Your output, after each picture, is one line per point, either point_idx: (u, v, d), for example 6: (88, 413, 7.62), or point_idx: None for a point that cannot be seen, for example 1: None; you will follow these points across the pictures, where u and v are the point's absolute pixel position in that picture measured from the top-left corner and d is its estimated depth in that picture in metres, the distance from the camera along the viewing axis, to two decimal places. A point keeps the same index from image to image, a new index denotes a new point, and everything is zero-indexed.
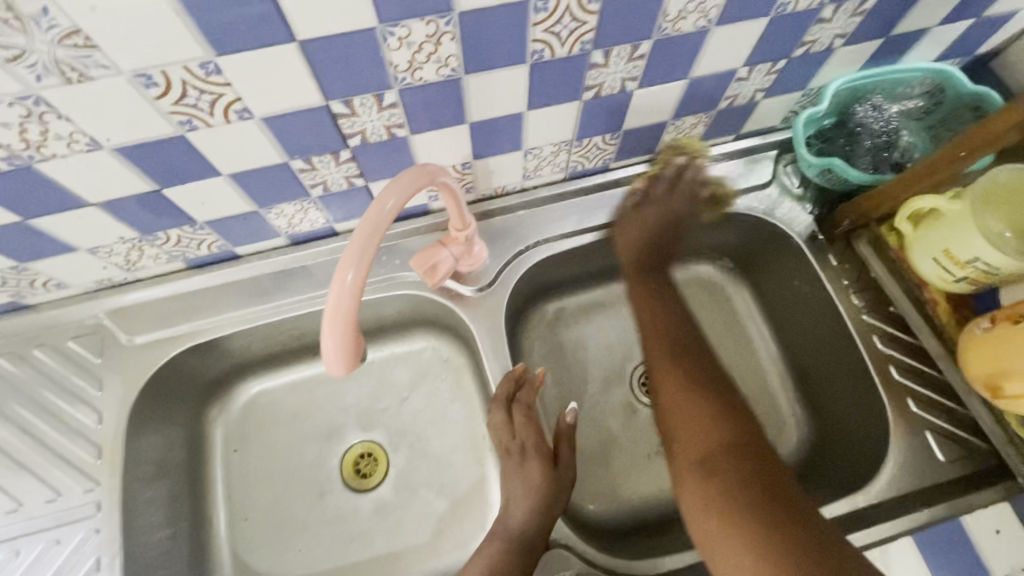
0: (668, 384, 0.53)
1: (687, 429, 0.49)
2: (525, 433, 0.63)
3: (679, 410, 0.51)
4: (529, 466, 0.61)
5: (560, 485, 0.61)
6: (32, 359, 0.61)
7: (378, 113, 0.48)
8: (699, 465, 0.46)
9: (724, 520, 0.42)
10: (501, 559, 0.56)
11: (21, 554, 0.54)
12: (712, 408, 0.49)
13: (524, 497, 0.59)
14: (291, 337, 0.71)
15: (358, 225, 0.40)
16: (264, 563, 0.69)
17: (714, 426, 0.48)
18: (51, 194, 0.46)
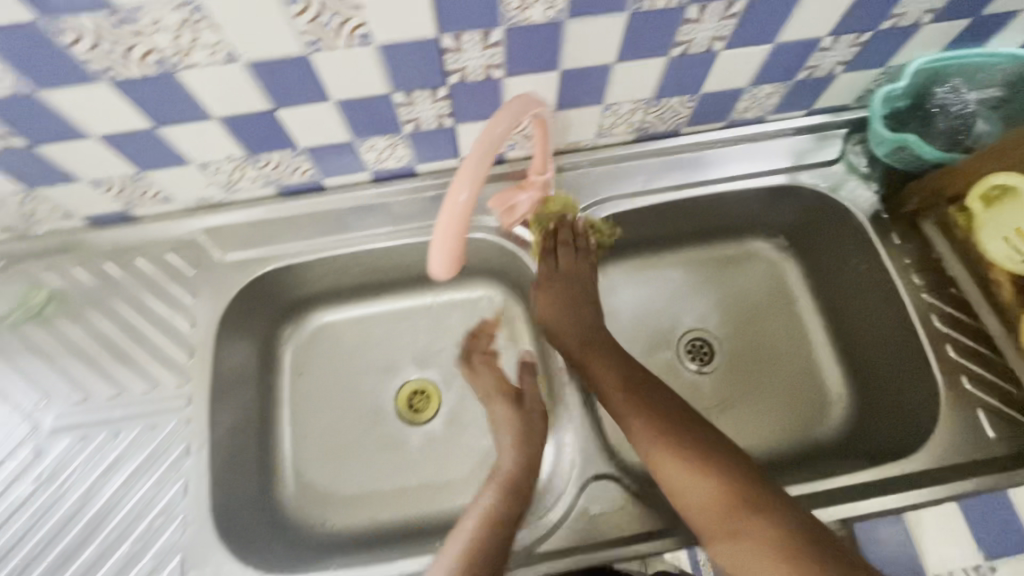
0: (659, 453, 0.57)
1: (693, 496, 0.54)
2: (485, 381, 0.72)
3: (680, 477, 0.55)
4: (500, 410, 0.68)
5: (531, 417, 0.67)
6: (134, 266, 0.67)
7: (481, 51, 0.51)
8: (691, 501, 0.54)
9: (771, 572, 0.48)
10: (496, 502, 0.59)
11: (119, 435, 0.59)
12: (703, 462, 0.55)
13: (507, 437, 0.66)
14: (361, 272, 0.76)
15: (473, 146, 0.43)
16: (320, 479, 0.73)
17: (715, 484, 0.54)
18: (182, 103, 0.50)
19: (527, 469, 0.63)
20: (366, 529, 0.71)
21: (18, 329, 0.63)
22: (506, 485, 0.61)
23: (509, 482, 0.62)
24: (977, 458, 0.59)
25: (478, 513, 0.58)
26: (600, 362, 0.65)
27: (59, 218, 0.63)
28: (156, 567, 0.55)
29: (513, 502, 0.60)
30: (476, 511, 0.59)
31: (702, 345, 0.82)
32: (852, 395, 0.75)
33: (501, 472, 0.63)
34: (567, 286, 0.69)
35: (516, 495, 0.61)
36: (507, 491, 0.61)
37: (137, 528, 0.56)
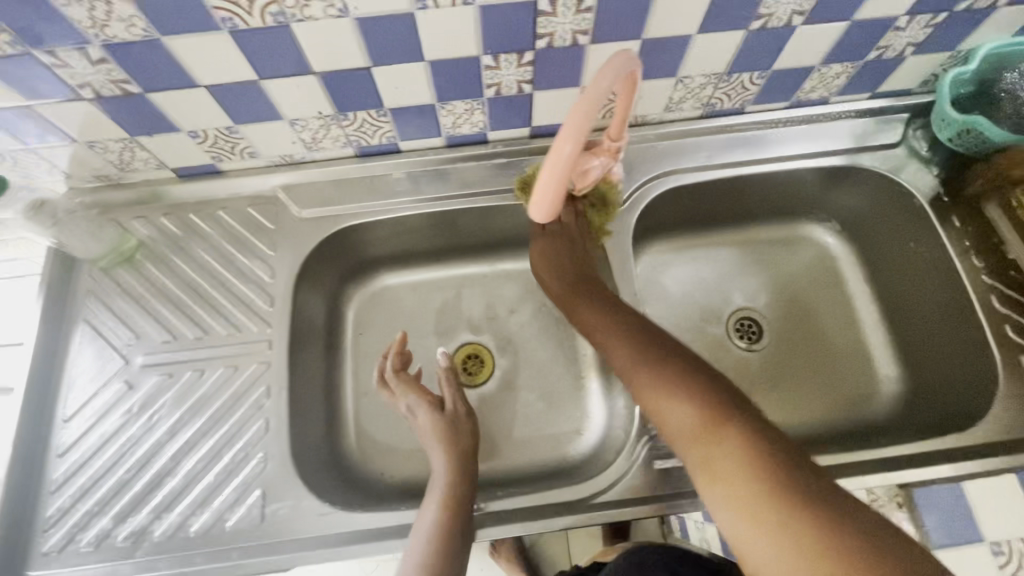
0: (647, 390, 0.53)
1: (673, 424, 0.50)
2: (405, 395, 0.67)
3: (664, 407, 0.51)
4: (423, 417, 0.65)
5: (455, 422, 0.65)
6: (217, 218, 0.70)
7: (572, 16, 0.53)
8: (676, 422, 0.50)
9: (740, 510, 0.43)
10: (442, 522, 0.56)
11: (204, 374, 0.63)
12: (684, 392, 0.50)
13: (438, 449, 0.63)
14: (425, 236, 0.79)
15: (579, 101, 0.45)
16: (379, 433, 0.76)
17: (694, 412, 0.49)
18: (288, 57, 0.53)
19: (462, 479, 0.60)
20: (422, 482, 0.73)
21: (110, 272, 0.67)
22: (447, 499, 0.58)
23: (451, 498, 0.58)
24: None
25: (427, 533, 0.55)
26: (592, 306, 0.63)
27: (151, 169, 0.67)
28: (238, 497, 0.58)
29: (454, 517, 0.56)
30: (423, 528, 0.55)
31: (750, 324, 0.83)
32: (903, 377, 0.77)
33: (436, 487, 0.59)
34: (561, 239, 0.69)
35: (461, 509, 0.57)
36: (449, 506, 0.57)
37: (220, 461, 0.59)
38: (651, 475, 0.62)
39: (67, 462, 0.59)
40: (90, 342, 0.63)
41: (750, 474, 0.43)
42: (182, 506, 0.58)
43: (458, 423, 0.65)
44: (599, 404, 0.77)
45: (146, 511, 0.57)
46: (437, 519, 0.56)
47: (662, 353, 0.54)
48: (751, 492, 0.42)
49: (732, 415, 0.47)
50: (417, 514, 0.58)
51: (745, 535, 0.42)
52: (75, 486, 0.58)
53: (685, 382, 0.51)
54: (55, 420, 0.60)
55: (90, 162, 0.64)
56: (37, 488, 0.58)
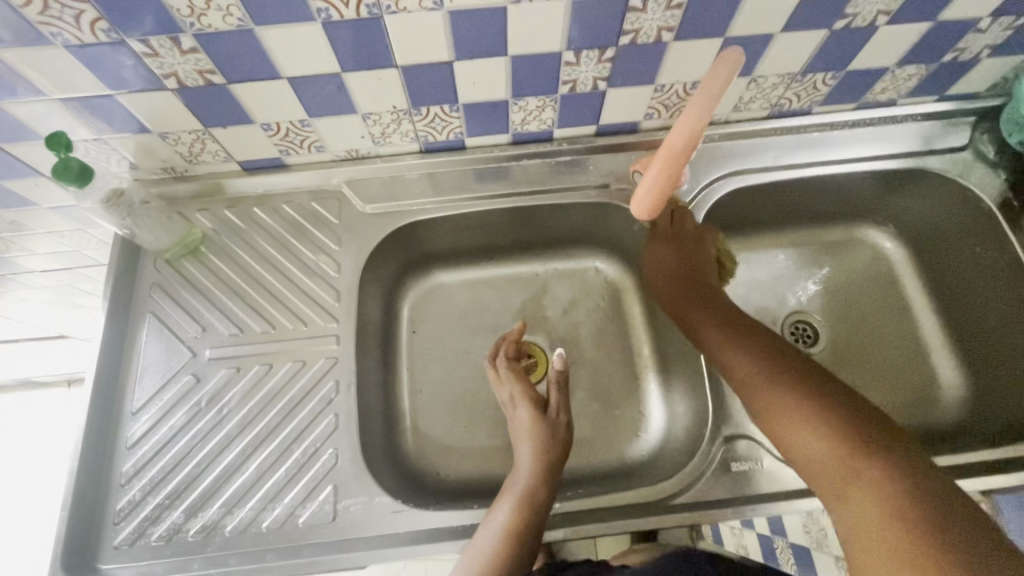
0: (775, 403, 0.52)
1: (806, 452, 0.49)
2: (511, 384, 0.68)
3: (797, 432, 0.50)
4: (522, 416, 0.65)
5: (554, 430, 0.64)
6: (281, 212, 0.70)
7: (662, 12, 0.53)
8: (805, 436, 0.49)
9: (874, 536, 0.41)
10: (516, 521, 0.55)
11: (273, 368, 0.62)
12: (816, 410, 0.50)
13: (527, 450, 0.62)
14: (482, 233, 0.78)
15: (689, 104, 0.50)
16: (436, 431, 0.75)
17: (829, 432, 0.48)
18: (375, 50, 0.53)
19: (544, 483, 0.59)
20: (479, 481, 0.72)
21: (175, 265, 0.67)
22: (522, 503, 0.56)
23: (528, 502, 0.57)
24: None
25: (501, 529, 0.54)
26: (714, 318, 0.62)
27: (218, 162, 0.67)
28: (310, 493, 0.57)
29: (528, 521, 0.55)
30: (493, 524, 0.55)
31: (805, 327, 0.82)
32: (967, 385, 0.76)
33: (518, 487, 0.58)
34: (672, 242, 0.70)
35: (534, 516, 0.56)
36: (524, 510, 0.56)
37: (290, 457, 0.59)
38: (721, 479, 0.61)
39: (137, 455, 0.58)
40: (158, 334, 0.63)
41: (887, 504, 0.42)
42: (253, 501, 0.57)
43: (555, 432, 0.64)
44: (657, 406, 0.76)
45: (218, 506, 0.57)
46: (509, 519, 0.55)
47: (803, 379, 0.52)
48: (889, 520, 0.41)
49: (878, 445, 0.46)
50: (489, 509, 0.57)
51: (869, 559, 0.41)
52: (145, 478, 0.57)
53: (827, 408, 0.49)
54: (124, 412, 0.60)
55: (159, 154, 0.64)
56: (106, 479, 0.57)
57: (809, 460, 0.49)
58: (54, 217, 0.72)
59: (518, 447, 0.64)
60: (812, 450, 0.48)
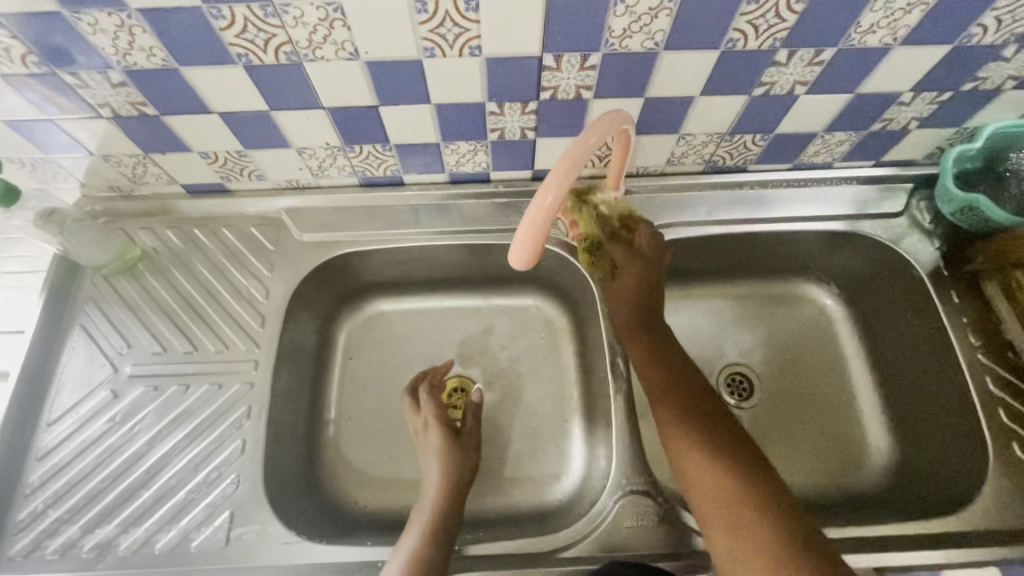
0: (679, 437, 0.57)
1: (696, 480, 0.54)
2: (427, 411, 0.68)
3: (695, 462, 0.55)
4: (432, 442, 0.66)
5: (464, 453, 0.66)
6: (220, 235, 0.72)
7: (576, 72, 0.54)
8: (702, 475, 0.54)
9: (742, 553, 0.49)
10: (422, 553, 0.56)
11: (190, 389, 0.63)
12: (715, 453, 0.54)
13: (435, 474, 0.64)
14: (421, 266, 0.80)
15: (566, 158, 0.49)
16: (359, 460, 0.75)
17: (723, 475, 0.53)
18: (299, 92, 0.55)
19: (451, 508, 0.61)
20: (392, 515, 0.72)
21: (111, 280, 0.69)
22: (430, 528, 0.58)
23: (435, 524, 0.59)
24: (1007, 526, 0.60)
25: (406, 559, 0.55)
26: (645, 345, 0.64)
27: (162, 184, 0.69)
28: (207, 518, 0.58)
29: (432, 550, 0.56)
30: (403, 550, 0.56)
31: (742, 380, 0.81)
32: (896, 452, 0.75)
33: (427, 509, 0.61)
34: (631, 262, 0.67)
35: (442, 541, 0.58)
36: (427, 537, 0.57)
37: (193, 480, 0.59)
38: (620, 534, 0.60)
39: (46, 466, 0.59)
40: (84, 348, 0.65)
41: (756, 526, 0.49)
42: (150, 521, 0.57)
43: (465, 455, 0.66)
44: (580, 452, 0.76)
45: (115, 524, 0.57)
46: (418, 546, 0.56)
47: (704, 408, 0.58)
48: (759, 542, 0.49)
49: (756, 489, 0.51)
50: (399, 538, 0.58)
51: None
52: (49, 490, 0.58)
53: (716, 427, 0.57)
54: (39, 423, 0.61)
55: (103, 173, 0.66)
56: (12, 489, 0.58)
57: (704, 498, 0.53)
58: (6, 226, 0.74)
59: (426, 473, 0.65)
60: (708, 490, 0.53)
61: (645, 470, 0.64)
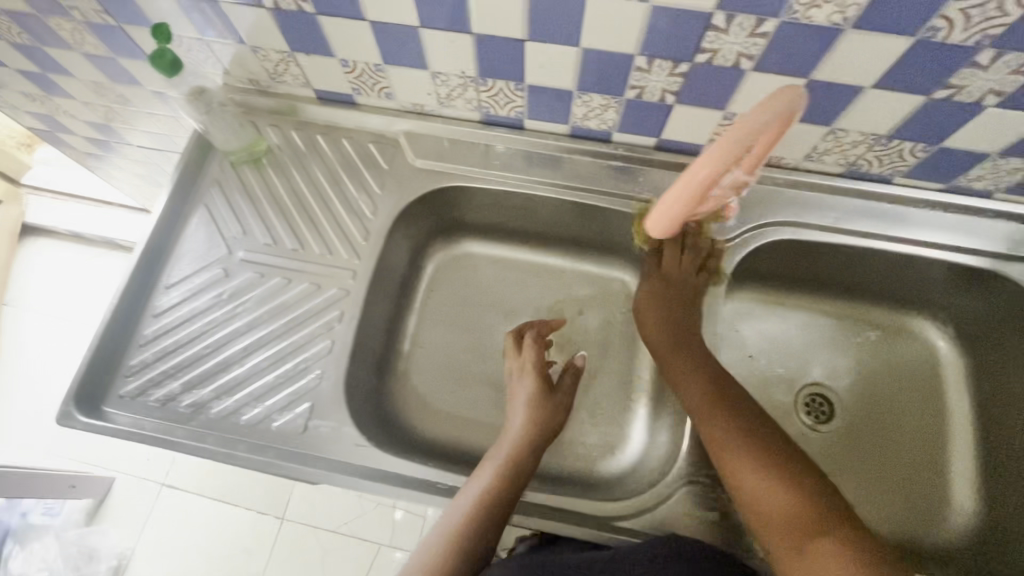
0: (729, 453, 0.56)
1: (733, 459, 0.56)
2: (528, 356, 0.69)
3: (768, 502, 0.53)
4: (524, 386, 0.67)
5: (556, 404, 0.67)
6: (340, 145, 0.74)
7: (744, 38, 0.51)
8: (756, 487, 0.54)
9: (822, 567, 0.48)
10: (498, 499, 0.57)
11: (291, 283, 0.67)
12: (767, 466, 0.54)
13: (519, 416, 0.65)
14: (518, 216, 0.79)
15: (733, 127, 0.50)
16: (423, 387, 0.78)
17: (780, 485, 0.53)
18: (452, 12, 0.55)
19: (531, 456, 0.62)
20: (449, 445, 0.75)
21: (237, 168, 0.73)
22: (505, 467, 0.60)
23: (518, 472, 0.59)
24: None
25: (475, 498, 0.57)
26: (686, 360, 0.65)
27: (297, 85, 0.71)
28: (289, 404, 0.62)
29: (505, 489, 0.58)
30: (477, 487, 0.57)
31: (823, 403, 0.79)
32: (980, 516, 0.71)
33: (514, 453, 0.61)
34: (664, 285, 0.70)
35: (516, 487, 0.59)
36: (501, 481, 0.58)
37: (281, 366, 0.63)
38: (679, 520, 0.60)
39: (158, 324, 0.65)
40: (204, 224, 0.69)
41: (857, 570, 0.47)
42: (240, 395, 0.62)
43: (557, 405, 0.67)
44: (640, 432, 0.75)
45: (210, 389, 0.62)
46: (490, 487, 0.57)
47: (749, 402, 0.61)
48: (803, 501, 0.52)
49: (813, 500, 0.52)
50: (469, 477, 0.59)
51: None
52: (158, 345, 0.64)
53: (766, 439, 0.57)
54: (157, 285, 0.67)
55: (248, 65, 0.69)
56: (129, 337, 0.64)
57: (757, 510, 0.53)
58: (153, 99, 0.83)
59: (512, 415, 0.66)
60: (764, 501, 0.53)
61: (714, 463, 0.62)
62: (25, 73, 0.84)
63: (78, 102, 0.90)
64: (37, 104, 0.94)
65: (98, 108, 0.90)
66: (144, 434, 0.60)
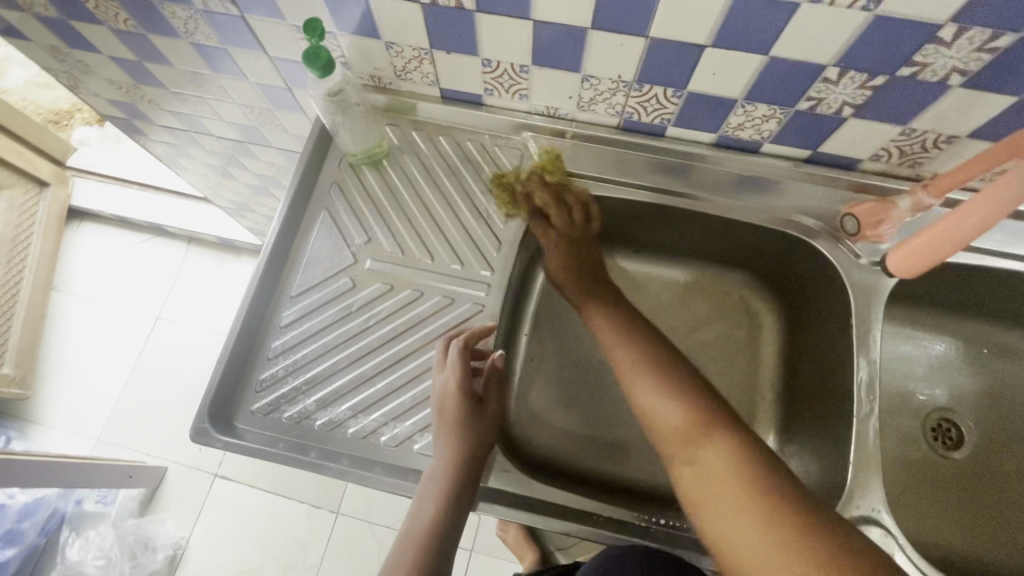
0: (661, 430, 0.51)
1: (686, 467, 0.48)
2: (451, 374, 0.58)
3: (717, 493, 0.45)
4: (444, 402, 0.57)
5: (477, 418, 0.58)
6: (464, 148, 0.70)
7: (966, 52, 0.47)
8: (702, 477, 0.46)
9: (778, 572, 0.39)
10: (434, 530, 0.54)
11: (424, 296, 0.64)
12: (711, 449, 0.47)
13: (443, 441, 0.56)
14: (639, 225, 0.75)
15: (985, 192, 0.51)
16: (538, 403, 0.74)
17: (721, 465, 0.46)
18: (635, 15, 0.50)
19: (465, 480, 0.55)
20: (571, 465, 0.70)
21: (357, 170, 0.69)
22: (441, 498, 0.54)
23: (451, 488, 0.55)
24: None
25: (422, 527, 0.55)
26: (602, 309, 0.62)
27: (423, 84, 0.67)
28: (431, 425, 0.59)
29: (445, 518, 0.54)
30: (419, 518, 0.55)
31: (949, 428, 0.75)
32: None
33: (441, 463, 0.55)
34: (564, 242, 0.66)
35: (458, 507, 0.55)
36: (441, 512, 0.54)
37: (420, 385, 0.61)
38: None
39: (287, 336, 0.62)
40: (328, 231, 0.66)
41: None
42: (377, 414, 0.59)
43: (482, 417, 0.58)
44: None
45: (346, 407, 0.60)
46: (431, 520, 0.55)
47: (680, 375, 0.53)
48: (767, 496, 0.43)
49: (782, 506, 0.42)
50: (412, 506, 0.56)
51: None
52: (290, 359, 0.62)
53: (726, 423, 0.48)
54: (283, 294, 0.64)
55: (374, 60, 0.64)
56: (257, 349, 0.62)
57: (699, 499, 0.46)
58: (253, 91, 0.79)
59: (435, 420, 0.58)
60: (707, 493, 0.45)
61: (881, 498, 0.57)
62: (117, 60, 0.80)
63: (167, 91, 0.85)
64: (121, 92, 0.90)
65: (188, 99, 0.86)
66: (280, 453, 0.57)
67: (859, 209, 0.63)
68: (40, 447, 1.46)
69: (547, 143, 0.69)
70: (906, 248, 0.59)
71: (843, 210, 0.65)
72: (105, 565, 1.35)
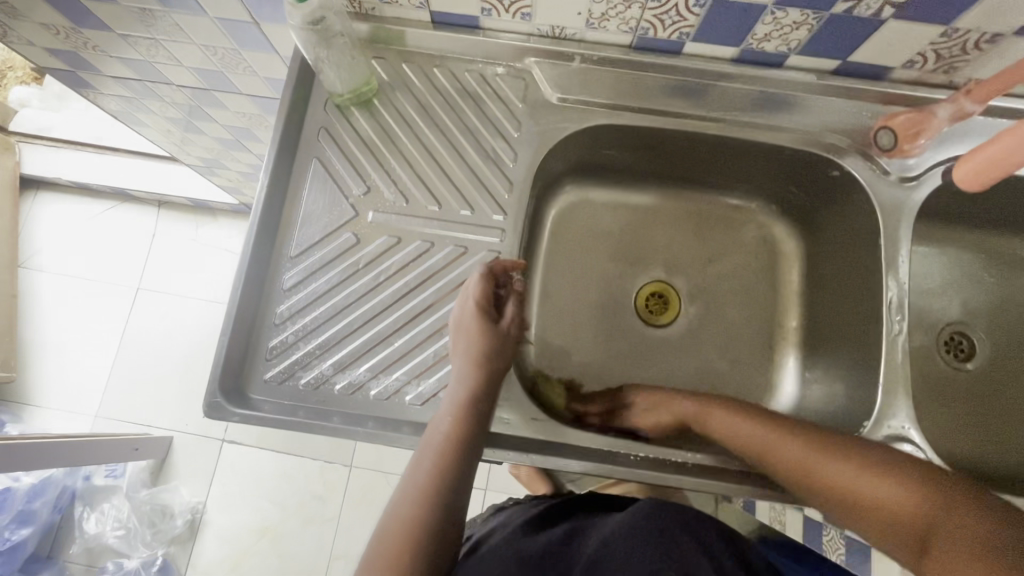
0: (720, 416, 0.58)
1: (779, 454, 0.52)
2: (477, 297, 0.56)
3: (792, 461, 0.52)
4: (472, 324, 0.56)
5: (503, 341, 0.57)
6: (462, 79, 0.63)
7: None
8: (780, 452, 0.52)
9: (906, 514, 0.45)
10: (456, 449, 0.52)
11: (435, 246, 0.60)
12: (785, 434, 0.53)
13: (465, 361, 0.55)
14: (653, 155, 0.70)
15: None
16: (557, 343, 0.72)
17: (797, 448, 0.52)
18: None
19: (486, 401, 0.55)
20: None
21: (345, 112, 0.62)
22: (466, 415, 0.53)
23: (469, 409, 0.53)
24: None
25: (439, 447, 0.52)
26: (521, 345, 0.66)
27: (412, 6, 0.59)
28: None
29: (471, 437, 0.52)
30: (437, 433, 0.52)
31: (961, 340, 0.76)
32: None
33: (464, 383, 0.54)
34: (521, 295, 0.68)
35: (476, 428, 0.53)
36: (464, 429, 0.52)
37: (441, 340, 0.58)
38: None
39: (293, 299, 0.58)
40: (321, 182, 0.61)
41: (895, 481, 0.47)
42: (399, 372, 0.57)
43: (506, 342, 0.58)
44: (791, 382, 0.72)
45: (364, 369, 0.57)
46: (453, 439, 0.52)
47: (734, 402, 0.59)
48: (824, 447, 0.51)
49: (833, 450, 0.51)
50: (430, 425, 0.54)
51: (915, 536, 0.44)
52: (299, 324, 0.58)
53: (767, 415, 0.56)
54: (283, 255, 0.59)
55: None
56: (262, 316, 0.58)
57: (783, 465, 0.52)
58: (213, 27, 0.69)
59: (455, 339, 0.57)
60: (793, 458, 0.51)
61: (909, 414, 0.58)
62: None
63: (114, 34, 0.75)
64: (60, 39, 0.79)
65: (139, 41, 0.76)
66: (300, 422, 0.55)
67: (896, 121, 0.60)
68: (38, 429, 1.43)
69: (578, 62, 0.63)
70: (969, 160, 0.53)
71: (876, 124, 0.62)
72: (125, 534, 1.37)
